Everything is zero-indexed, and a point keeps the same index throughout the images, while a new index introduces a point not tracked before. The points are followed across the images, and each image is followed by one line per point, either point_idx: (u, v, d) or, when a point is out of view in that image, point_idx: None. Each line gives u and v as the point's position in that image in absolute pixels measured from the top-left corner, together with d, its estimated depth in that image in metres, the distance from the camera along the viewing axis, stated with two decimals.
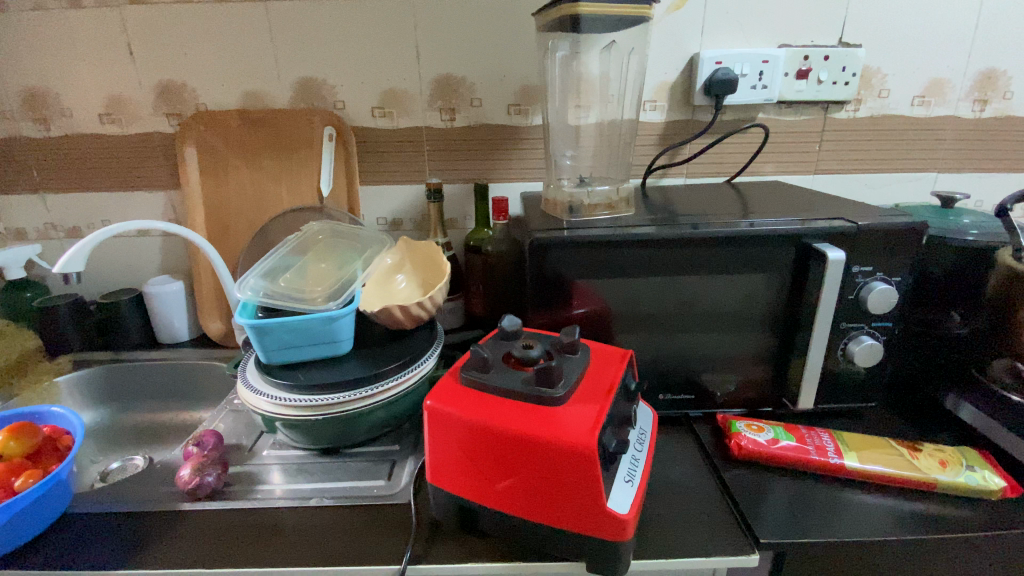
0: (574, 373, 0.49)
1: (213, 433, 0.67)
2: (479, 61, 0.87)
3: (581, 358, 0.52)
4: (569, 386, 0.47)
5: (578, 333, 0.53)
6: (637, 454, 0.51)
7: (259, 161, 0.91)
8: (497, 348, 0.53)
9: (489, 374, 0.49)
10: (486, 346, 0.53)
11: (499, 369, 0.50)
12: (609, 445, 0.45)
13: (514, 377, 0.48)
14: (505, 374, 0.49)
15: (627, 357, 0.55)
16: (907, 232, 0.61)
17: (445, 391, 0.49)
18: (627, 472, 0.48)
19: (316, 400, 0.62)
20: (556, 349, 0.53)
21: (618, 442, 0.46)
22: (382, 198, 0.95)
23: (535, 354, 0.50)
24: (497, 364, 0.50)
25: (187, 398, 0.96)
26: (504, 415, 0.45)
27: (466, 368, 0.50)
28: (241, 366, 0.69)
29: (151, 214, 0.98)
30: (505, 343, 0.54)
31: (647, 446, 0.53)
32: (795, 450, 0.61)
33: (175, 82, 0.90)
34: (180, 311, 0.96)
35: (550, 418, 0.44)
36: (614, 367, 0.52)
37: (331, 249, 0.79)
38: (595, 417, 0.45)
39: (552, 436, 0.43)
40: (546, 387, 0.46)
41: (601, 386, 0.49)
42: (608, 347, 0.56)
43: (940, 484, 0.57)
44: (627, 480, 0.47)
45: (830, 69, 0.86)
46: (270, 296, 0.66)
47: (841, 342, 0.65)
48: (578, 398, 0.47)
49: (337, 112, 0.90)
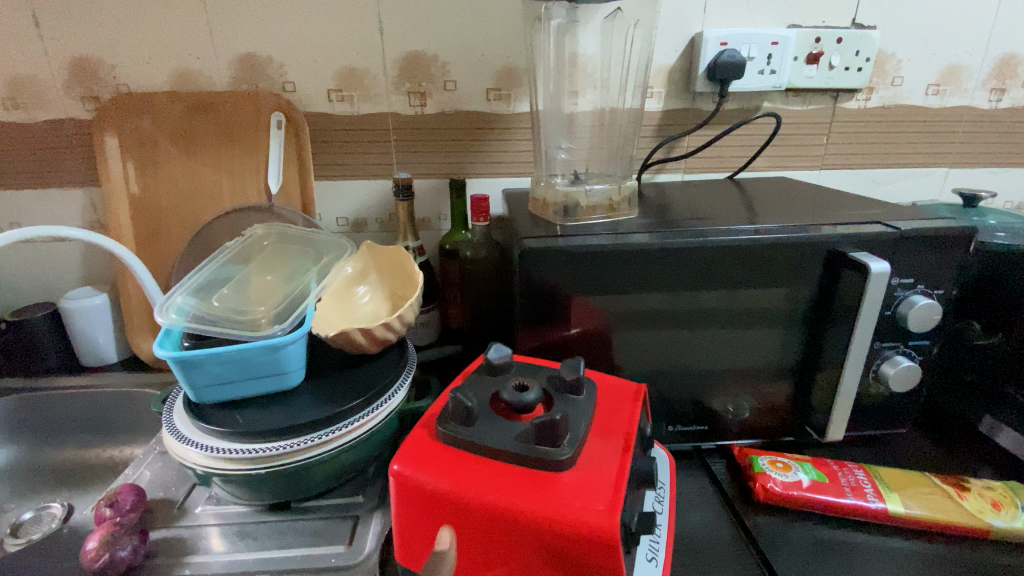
0: (580, 424, 0.39)
1: (133, 488, 0.54)
2: (455, 38, 0.75)
3: (587, 400, 0.42)
4: (576, 443, 0.37)
5: (583, 367, 0.43)
6: (659, 522, 0.43)
7: (195, 152, 0.77)
8: (481, 387, 0.43)
9: (474, 426, 0.38)
10: (468, 386, 0.43)
11: (485, 418, 0.39)
12: (631, 522, 0.36)
13: (506, 430, 0.38)
14: (494, 426, 0.39)
15: (640, 394, 0.46)
16: (951, 239, 0.54)
17: (417, 449, 0.38)
18: (648, 548, 0.40)
19: (259, 451, 0.50)
20: (555, 387, 0.43)
21: (641, 517, 0.37)
22: (343, 195, 0.82)
23: (532, 398, 0.40)
24: (483, 411, 0.40)
25: (116, 431, 0.82)
26: (497, 487, 0.35)
27: (444, 419, 0.39)
28: (168, 404, 0.57)
29: (68, 215, 0.83)
30: (491, 380, 0.44)
31: (667, 507, 0.45)
32: (829, 494, 0.53)
33: (91, 58, 0.75)
34: (106, 328, 0.81)
35: (555, 490, 0.34)
36: (628, 411, 0.43)
37: (279, 257, 0.66)
38: (613, 487, 0.35)
39: (562, 517, 0.33)
40: (548, 445, 0.36)
41: (615, 439, 0.39)
42: (616, 382, 0.47)
43: (995, 531, 0.50)
44: (650, 559, 0.39)
45: (842, 53, 0.77)
46: (201, 320, 0.54)
47: (873, 362, 0.57)
48: (588, 458, 0.37)
49: (286, 95, 0.77)
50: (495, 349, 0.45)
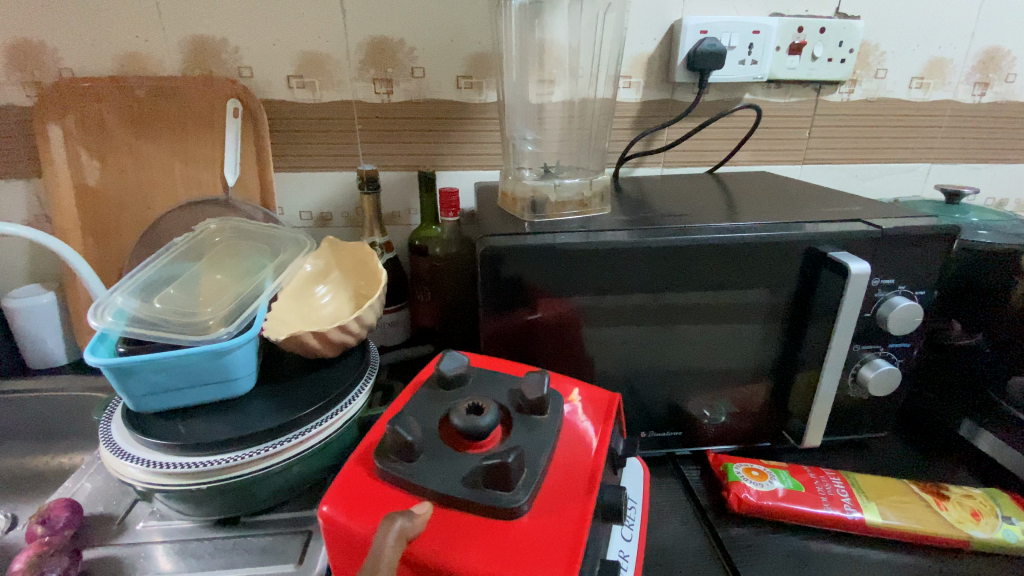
0: (539, 457, 0.36)
1: (67, 502, 0.51)
2: (422, 21, 0.71)
3: (549, 422, 0.39)
4: (533, 485, 0.34)
5: (546, 386, 0.40)
6: (627, 554, 0.41)
7: (144, 142, 0.72)
8: (429, 410, 0.40)
9: (418, 462, 0.36)
10: (417, 407, 0.40)
11: (432, 453, 0.37)
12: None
13: (454, 470, 0.35)
14: (441, 464, 0.36)
15: (610, 408, 0.43)
16: (933, 238, 0.52)
17: (352, 490, 0.36)
18: None
19: (202, 464, 0.47)
20: (513, 406, 0.40)
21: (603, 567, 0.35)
22: (307, 188, 0.78)
23: (485, 423, 0.36)
24: (431, 444, 0.37)
25: (66, 437, 0.77)
26: (443, 541, 0.32)
27: (385, 455, 0.36)
28: (107, 414, 0.53)
29: (9, 209, 0.77)
30: (443, 398, 0.41)
31: (638, 532, 0.43)
32: (805, 504, 0.51)
33: (30, 41, 0.70)
34: (54, 329, 0.76)
35: (508, 545, 0.32)
36: (595, 432, 0.40)
37: (232, 254, 0.62)
38: (573, 539, 0.32)
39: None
40: (500, 489, 0.33)
41: (579, 473, 0.37)
42: (586, 393, 0.44)
43: (975, 542, 0.49)
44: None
45: (825, 43, 0.75)
46: (140, 323, 0.50)
47: (851, 365, 0.55)
48: (547, 499, 0.34)
49: (243, 81, 0.72)
50: (448, 362, 0.42)
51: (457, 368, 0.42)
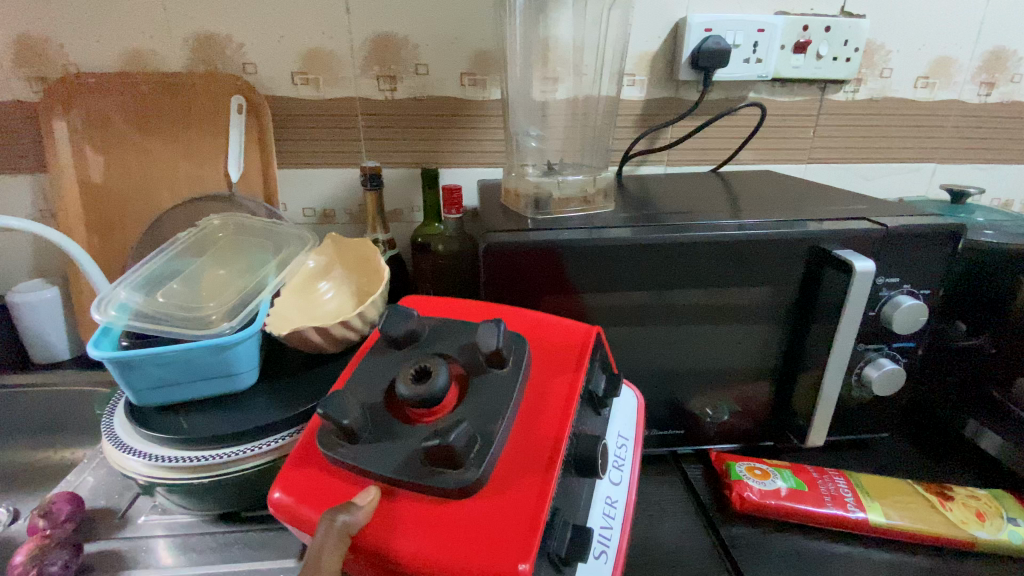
0: (494, 424, 0.35)
1: (70, 496, 0.51)
2: (426, 18, 0.71)
3: (508, 382, 0.37)
4: (485, 458, 0.33)
5: (498, 339, 0.37)
6: (614, 500, 0.40)
7: (147, 138, 0.72)
8: (376, 379, 0.38)
9: (362, 441, 0.35)
10: (364, 378, 0.38)
11: (380, 429, 0.35)
12: (560, 549, 0.32)
13: (404, 446, 0.34)
14: (389, 441, 0.35)
15: (580, 363, 0.41)
16: (938, 237, 0.51)
17: (304, 477, 0.35)
18: (598, 542, 0.37)
19: (204, 458, 0.47)
20: (470, 365, 0.38)
21: (575, 536, 0.34)
22: (309, 184, 0.78)
23: (440, 388, 0.34)
24: (380, 418, 0.36)
25: (68, 432, 0.77)
26: (393, 529, 0.32)
27: (329, 440, 0.35)
28: (110, 409, 0.53)
29: (15, 204, 0.78)
30: (393, 362, 0.39)
31: (626, 478, 0.43)
32: (808, 503, 0.51)
33: (36, 36, 0.70)
34: (58, 324, 0.77)
35: (455, 529, 0.31)
36: (561, 393, 0.38)
37: (234, 249, 0.62)
38: (532, 518, 0.31)
39: (471, 561, 0.30)
40: (448, 467, 0.32)
41: (542, 443, 0.35)
42: (556, 347, 0.42)
43: (979, 543, 0.48)
44: (598, 556, 0.36)
45: (830, 42, 0.75)
46: (143, 317, 0.50)
47: (856, 365, 0.55)
48: (503, 474, 0.33)
49: (247, 77, 0.73)
50: (395, 323, 0.40)
51: (405, 329, 0.40)
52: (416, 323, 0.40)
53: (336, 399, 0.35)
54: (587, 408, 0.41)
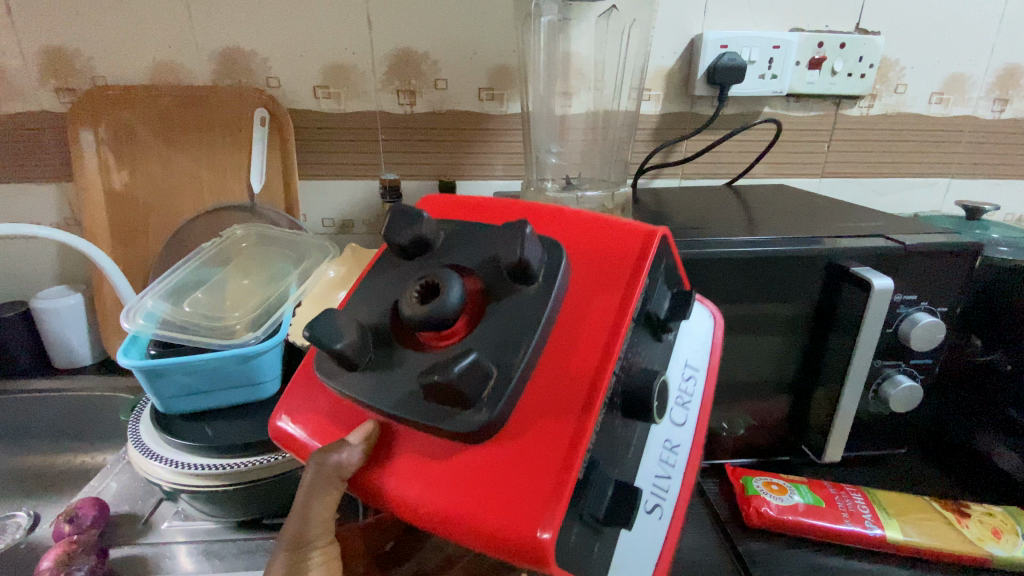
0: (515, 355, 0.29)
1: (94, 501, 0.52)
2: (447, 35, 0.73)
3: (534, 306, 0.30)
4: (502, 398, 0.28)
5: (527, 247, 0.29)
6: (676, 443, 0.36)
7: (171, 147, 0.73)
8: (382, 293, 0.33)
9: (362, 367, 0.31)
10: (370, 291, 0.34)
11: (383, 353, 0.31)
12: (597, 510, 0.29)
13: (409, 373, 0.30)
14: (392, 366, 0.31)
15: (634, 278, 0.32)
16: (955, 255, 0.52)
17: (303, 408, 0.34)
18: (651, 494, 0.33)
19: (228, 466, 0.48)
20: (488, 281, 0.31)
21: (617, 492, 0.30)
22: (328, 195, 0.80)
23: (448, 310, 0.29)
24: (385, 337, 0.32)
25: (88, 436, 0.79)
26: (404, 479, 0.30)
27: (329, 367, 0.32)
28: (135, 415, 0.55)
29: (42, 212, 0.79)
30: (402, 271, 0.34)
31: (693, 417, 0.37)
32: (825, 519, 0.51)
33: (67, 49, 0.72)
34: (80, 329, 0.78)
35: (465, 485, 0.28)
36: (604, 318, 0.31)
37: (257, 259, 0.63)
38: (559, 475, 0.27)
39: (488, 523, 0.27)
40: (458, 409, 0.28)
41: (576, 385, 0.29)
42: (605, 255, 0.33)
43: (994, 560, 0.48)
44: (650, 511, 0.33)
45: (845, 58, 0.75)
46: (170, 326, 0.51)
47: (872, 381, 0.55)
48: (527, 418, 0.29)
49: (270, 91, 0.74)
50: (400, 228, 0.33)
51: (412, 235, 0.33)
52: (426, 228, 0.33)
53: (327, 322, 0.31)
54: (645, 336, 0.34)
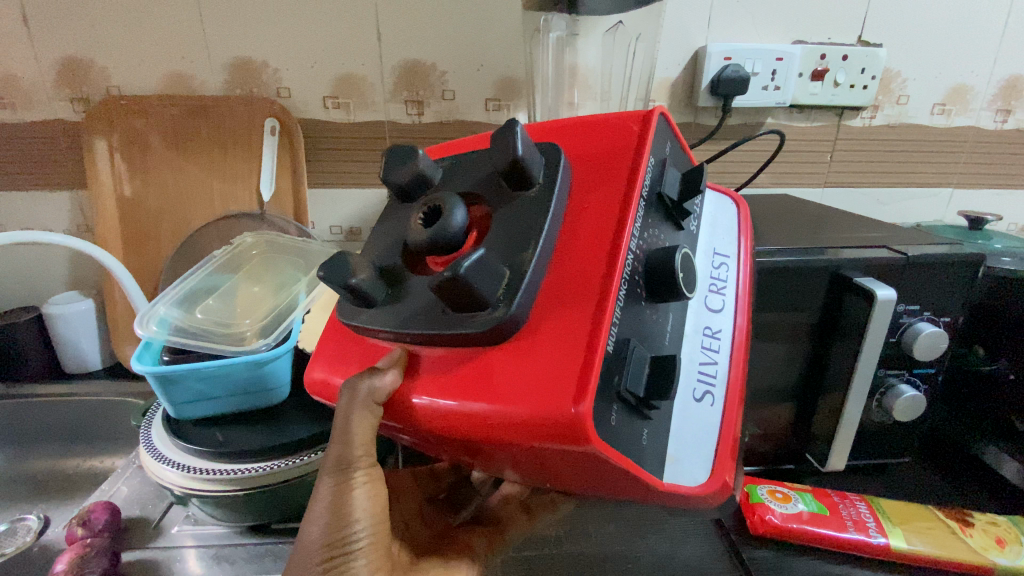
0: (524, 253, 0.29)
1: (107, 506, 0.53)
2: (456, 47, 0.74)
3: (537, 205, 0.31)
4: (516, 295, 0.28)
5: (519, 150, 0.30)
6: (719, 330, 0.36)
7: (183, 154, 0.75)
8: (391, 235, 0.35)
9: (378, 301, 0.32)
10: (380, 236, 0.35)
11: (398, 284, 0.33)
12: (637, 388, 0.29)
13: (422, 295, 0.31)
14: (408, 293, 0.32)
15: (636, 162, 0.32)
16: (958, 266, 0.52)
17: (336, 357, 0.36)
18: (695, 385, 0.34)
19: (240, 471, 0.48)
20: (493, 201, 0.32)
21: (653, 370, 0.30)
22: (337, 204, 0.81)
23: (451, 227, 0.30)
24: (396, 271, 0.33)
25: (99, 441, 0.80)
26: (437, 385, 0.30)
27: (351, 310, 0.34)
28: (147, 420, 0.55)
29: (55, 219, 0.81)
30: (408, 210, 0.35)
31: (731, 302, 0.38)
32: (830, 527, 0.51)
33: (82, 60, 0.73)
34: (90, 334, 0.78)
35: (492, 379, 0.28)
36: (613, 203, 0.31)
37: (268, 266, 0.64)
38: (586, 350, 0.27)
39: (521, 410, 0.27)
40: (473, 310, 0.28)
41: (592, 272, 0.29)
42: (605, 148, 0.33)
43: (1000, 569, 0.48)
44: (701, 398, 0.34)
45: (848, 70, 0.76)
46: (183, 333, 0.52)
47: (876, 391, 0.56)
48: (547, 310, 0.29)
49: (281, 101, 0.75)
50: (396, 168, 0.34)
51: (410, 172, 0.34)
52: (423, 163, 0.34)
53: (340, 261, 0.32)
54: (666, 223, 0.34)
